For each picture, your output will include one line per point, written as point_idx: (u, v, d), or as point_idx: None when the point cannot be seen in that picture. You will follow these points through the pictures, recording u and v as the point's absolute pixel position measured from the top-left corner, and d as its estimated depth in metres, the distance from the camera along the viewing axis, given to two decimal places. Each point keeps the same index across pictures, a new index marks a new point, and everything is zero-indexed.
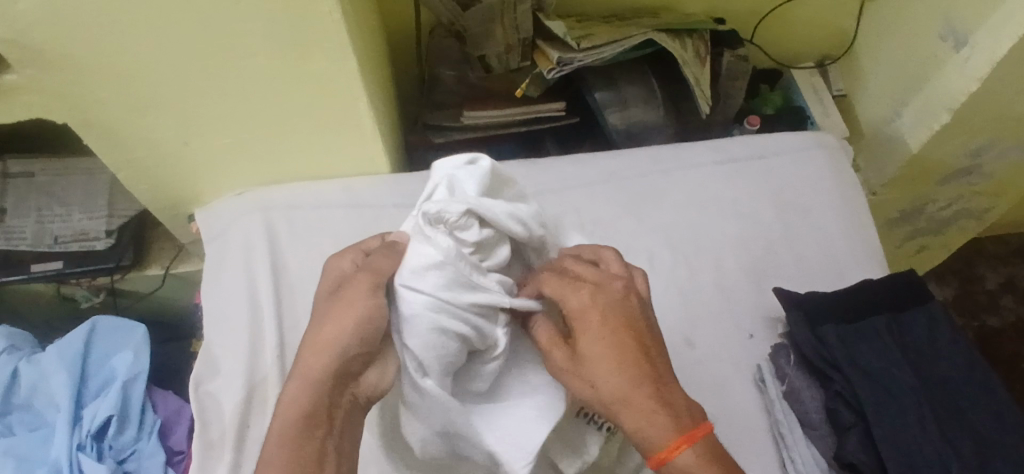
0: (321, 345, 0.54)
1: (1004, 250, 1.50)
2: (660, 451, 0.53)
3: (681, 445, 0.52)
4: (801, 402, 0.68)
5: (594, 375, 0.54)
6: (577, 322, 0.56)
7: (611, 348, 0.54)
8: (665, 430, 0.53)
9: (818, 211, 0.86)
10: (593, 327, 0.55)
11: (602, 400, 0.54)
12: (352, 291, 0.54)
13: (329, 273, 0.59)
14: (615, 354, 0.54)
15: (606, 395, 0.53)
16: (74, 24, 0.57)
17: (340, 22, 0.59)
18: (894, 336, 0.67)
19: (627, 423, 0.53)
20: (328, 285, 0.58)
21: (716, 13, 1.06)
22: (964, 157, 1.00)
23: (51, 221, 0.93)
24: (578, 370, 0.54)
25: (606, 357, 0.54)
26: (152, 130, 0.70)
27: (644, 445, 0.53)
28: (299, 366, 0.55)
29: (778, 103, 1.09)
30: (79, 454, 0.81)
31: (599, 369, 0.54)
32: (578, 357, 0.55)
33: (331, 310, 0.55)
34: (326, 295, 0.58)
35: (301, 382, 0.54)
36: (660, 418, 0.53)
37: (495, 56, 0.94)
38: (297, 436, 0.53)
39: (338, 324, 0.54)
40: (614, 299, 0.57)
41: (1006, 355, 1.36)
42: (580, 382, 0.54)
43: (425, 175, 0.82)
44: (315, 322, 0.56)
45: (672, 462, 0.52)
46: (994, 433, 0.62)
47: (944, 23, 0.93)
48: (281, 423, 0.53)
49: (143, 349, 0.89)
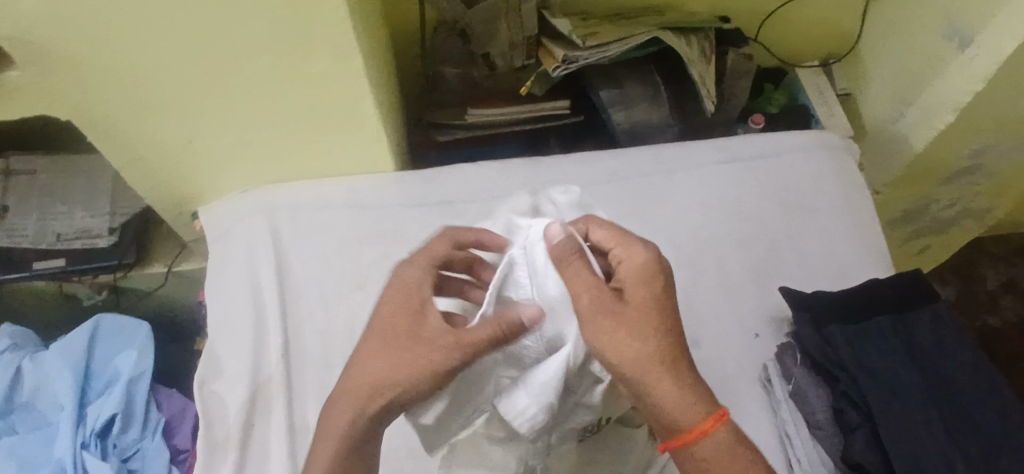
0: (389, 387, 0.53)
1: (1006, 250, 1.50)
2: (698, 423, 0.52)
3: (718, 419, 0.52)
4: (808, 401, 0.68)
5: (644, 331, 0.53)
6: (632, 277, 0.55)
7: (663, 306, 0.54)
8: (697, 406, 0.52)
9: (823, 210, 0.86)
10: (647, 287, 0.55)
11: (644, 360, 0.52)
12: (443, 352, 0.53)
13: (412, 286, 0.57)
14: (664, 319, 0.54)
15: (651, 357, 0.52)
16: (79, 22, 0.56)
17: (345, 19, 0.59)
18: (900, 336, 0.67)
19: (666, 391, 0.52)
20: (403, 304, 0.56)
21: (721, 11, 1.06)
22: (968, 156, 1.00)
23: (54, 218, 0.93)
24: (625, 323, 0.52)
25: (656, 317, 0.53)
26: (157, 129, 0.70)
27: (673, 418, 0.52)
28: (353, 392, 0.54)
29: (781, 103, 1.10)
30: (84, 452, 0.81)
31: (653, 325, 0.53)
32: (627, 312, 0.53)
33: (406, 350, 0.54)
34: (404, 316, 0.55)
35: (352, 408, 0.54)
36: (696, 392, 0.53)
37: (500, 55, 0.94)
38: (343, 465, 0.54)
39: (411, 373, 0.53)
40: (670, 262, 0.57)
41: (1009, 355, 1.36)
42: (627, 335, 0.52)
43: (428, 174, 0.82)
44: (380, 348, 0.55)
45: (709, 435, 0.52)
46: (1000, 434, 0.62)
47: (948, 23, 0.93)
48: (325, 445, 0.54)
49: (147, 348, 0.89)
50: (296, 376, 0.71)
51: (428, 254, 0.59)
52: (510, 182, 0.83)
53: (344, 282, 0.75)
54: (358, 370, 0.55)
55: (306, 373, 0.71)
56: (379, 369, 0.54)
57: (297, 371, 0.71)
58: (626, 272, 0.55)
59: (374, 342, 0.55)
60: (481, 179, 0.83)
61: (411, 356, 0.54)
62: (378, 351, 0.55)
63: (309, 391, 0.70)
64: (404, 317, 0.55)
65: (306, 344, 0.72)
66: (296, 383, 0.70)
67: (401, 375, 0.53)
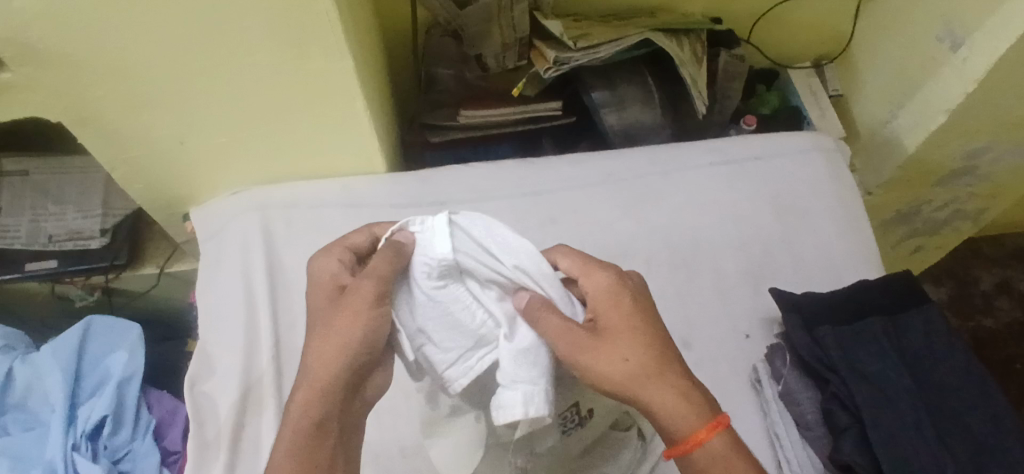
0: (326, 354, 0.53)
1: (999, 251, 1.50)
2: (695, 434, 0.52)
3: (715, 427, 0.53)
4: (798, 403, 0.68)
5: (626, 352, 0.53)
6: (602, 303, 0.55)
7: (640, 330, 0.54)
8: (693, 413, 0.53)
9: (814, 212, 0.86)
10: (620, 310, 0.54)
11: (631, 380, 0.52)
12: (358, 297, 0.53)
13: (328, 268, 0.58)
14: (644, 337, 0.54)
15: (637, 376, 0.52)
16: (71, 22, 0.56)
17: (337, 20, 0.59)
18: (891, 338, 0.67)
19: (659, 403, 0.52)
20: (326, 284, 0.57)
21: (714, 12, 1.06)
22: (961, 158, 1.00)
23: (46, 219, 0.93)
24: (606, 350, 0.52)
25: (635, 338, 0.53)
26: (149, 129, 0.70)
27: (671, 429, 0.53)
28: (302, 374, 0.54)
29: (775, 105, 1.09)
30: (74, 454, 0.81)
31: (633, 350, 0.53)
32: (608, 337, 0.53)
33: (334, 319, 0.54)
34: (328, 294, 0.57)
35: (305, 390, 0.53)
36: (689, 399, 0.53)
37: (493, 56, 0.94)
38: (305, 444, 0.52)
39: (341, 333, 0.53)
40: (636, 286, 0.57)
41: (1001, 355, 1.37)
42: (610, 361, 0.52)
43: (422, 175, 0.82)
44: (317, 327, 0.55)
45: (707, 444, 0.52)
46: (991, 436, 0.62)
47: (942, 25, 0.93)
48: (288, 431, 0.52)
49: (138, 348, 0.89)
50: (288, 378, 0.71)
51: (345, 242, 0.60)
52: (503, 183, 0.83)
53: None
54: (304, 355, 0.55)
55: (298, 374, 0.71)
56: (317, 346, 0.54)
57: (289, 373, 0.71)
58: (596, 299, 0.55)
59: (311, 325, 0.56)
60: (473, 181, 0.83)
61: (339, 319, 0.54)
62: (314, 329, 0.55)
63: None
64: (328, 294, 0.57)
65: (298, 345, 0.72)
66: (287, 385, 0.70)
67: (334, 337, 0.53)
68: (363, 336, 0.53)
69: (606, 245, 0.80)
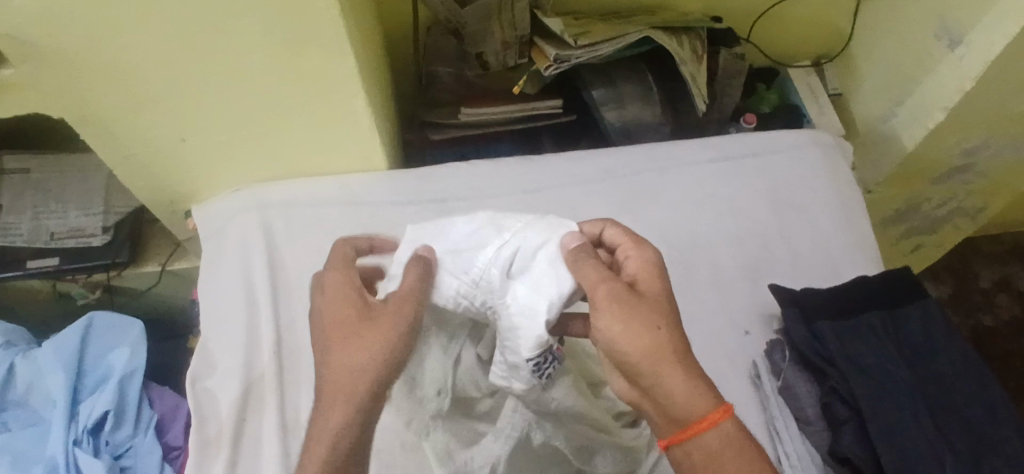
0: (360, 370, 0.52)
1: (999, 249, 1.50)
2: (703, 416, 0.51)
3: (723, 413, 0.52)
4: (797, 397, 0.69)
5: (659, 321, 0.52)
6: (644, 272, 0.56)
7: (670, 301, 0.54)
8: (709, 396, 0.52)
9: (813, 207, 0.86)
10: (659, 283, 0.55)
11: (659, 350, 0.51)
12: (396, 312, 0.54)
13: (340, 286, 0.57)
14: (676, 313, 0.54)
15: (668, 347, 0.52)
16: (73, 20, 0.57)
17: (338, 18, 0.59)
18: (888, 332, 0.68)
19: (679, 378, 0.51)
20: (342, 309, 0.55)
21: (714, 11, 1.07)
22: (959, 155, 1.01)
23: (48, 217, 0.93)
24: (642, 313, 0.52)
25: (667, 311, 0.53)
26: (151, 127, 0.70)
27: (684, 408, 0.51)
28: (329, 387, 0.53)
29: (773, 102, 1.10)
30: (77, 450, 0.81)
31: (665, 318, 0.53)
32: (643, 300, 0.53)
33: (365, 340, 0.53)
34: (343, 317, 0.55)
35: (340, 408, 0.52)
36: (705, 383, 0.52)
37: (493, 53, 0.94)
38: (339, 451, 0.52)
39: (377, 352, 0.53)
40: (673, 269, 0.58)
41: (1001, 353, 1.37)
42: (647, 322, 0.52)
43: (423, 172, 0.83)
44: (341, 343, 0.54)
45: (715, 426, 0.51)
46: (988, 427, 0.63)
47: (937, 22, 0.94)
48: (321, 447, 0.51)
49: (140, 345, 0.89)
50: (289, 374, 0.71)
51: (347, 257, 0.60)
52: (503, 180, 0.83)
53: None
54: (328, 373, 0.53)
55: (299, 370, 0.71)
56: (343, 365, 0.53)
57: (290, 368, 0.71)
58: (638, 269, 0.56)
59: (333, 346, 0.54)
60: (473, 179, 0.83)
61: (372, 340, 0.53)
62: (336, 351, 0.54)
63: (303, 389, 0.70)
64: (347, 318, 0.55)
65: (298, 342, 0.72)
66: (289, 379, 0.71)
67: (369, 355, 0.53)
68: (394, 349, 0.53)
69: None
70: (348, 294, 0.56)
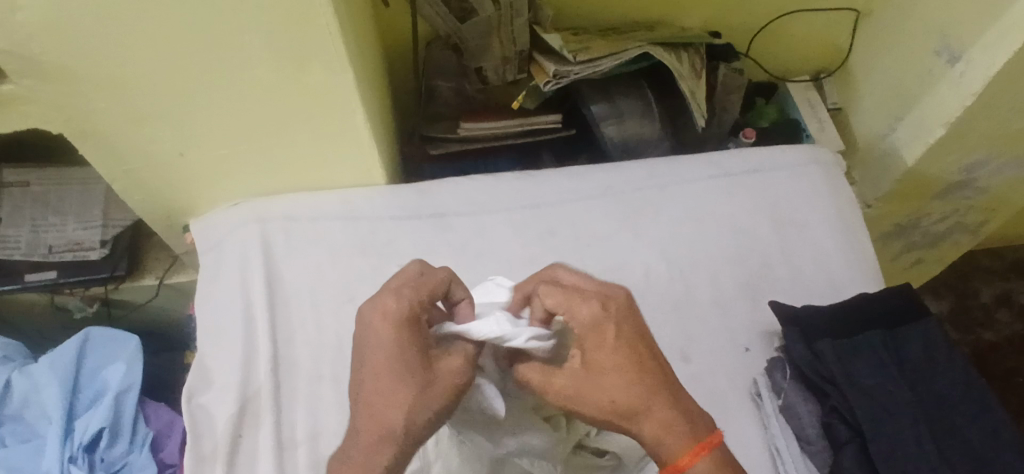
0: (417, 411, 0.52)
1: (999, 264, 1.50)
2: (679, 458, 0.53)
3: (698, 453, 0.53)
4: (798, 417, 0.68)
5: (612, 391, 0.54)
6: (588, 336, 0.56)
7: (622, 360, 0.55)
8: (684, 434, 0.54)
9: (813, 223, 0.86)
10: (611, 335, 0.56)
11: (617, 415, 0.54)
12: (448, 374, 0.54)
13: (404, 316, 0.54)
14: (637, 360, 0.56)
15: (633, 401, 0.54)
16: (73, 35, 0.57)
17: (337, 36, 0.60)
18: (890, 351, 0.67)
19: (646, 431, 0.54)
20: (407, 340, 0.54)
21: (714, 26, 1.07)
22: (959, 171, 1.00)
23: (46, 230, 0.93)
24: (595, 388, 0.54)
25: (620, 375, 0.55)
26: (150, 141, 0.70)
27: (657, 454, 0.54)
28: (378, 420, 0.52)
29: (773, 117, 1.11)
30: (72, 466, 0.81)
31: (618, 382, 0.55)
32: (596, 372, 0.55)
33: (432, 385, 0.53)
34: (406, 351, 0.53)
35: (385, 444, 0.52)
36: (677, 428, 0.54)
37: (492, 68, 0.96)
38: None
39: (440, 397, 0.53)
40: (620, 314, 0.57)
41: (1001, 369, 1.36)
42: (603, 398, 0.54)
43: (423, 188, 0.82)
44: (386, 388, 0.53)
45: (690, 468, 0.53)
46: (989, 449, 0.62)
47: (938, 38, 0.95)
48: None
49: (136, 360, 0.89)
50: (284, 391, 0.70)
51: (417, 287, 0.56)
52: (502, 195, 0.83)
53: (336, 296, 0.75)
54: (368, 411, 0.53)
55: (295, 387, 0.71)
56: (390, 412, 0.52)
57: (284, 386, 0.71)
58: (582, 328, 0.56)
59: (391, 380, 0.53)
60: (472, 194, 0.83)
61: (438, 385, 0.53)
62: (393, 388, 0.53)
63: (299, 405, 0.70)
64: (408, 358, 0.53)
65: (296, 359, 0.72)
66: (284, 396, 0.70)
67: (432, 400, 0.53)
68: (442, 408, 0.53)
69: (603, 259, 0.80)
70: (418, 328, 0.55)
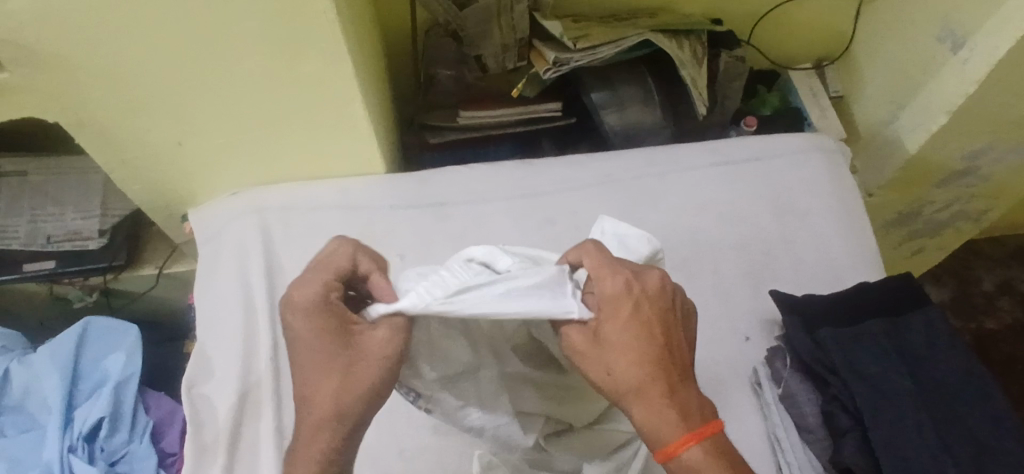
0: (347, 388, 0.50)
1: (1000, 251, 1.50)
2: (669, 444, 0.51)
3: (689, 442, 0.51)
4: (798, 405, 0.68)
5: (612, 364, 0.52)
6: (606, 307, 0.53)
7: (632, 337, 0.52)
8: (676, 421, 0.51)
9: (815, 212, 0.86)
10: (626, 310, 0.53)
11: (616, 390, 0.52)
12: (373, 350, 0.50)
13: (312, 299, 0.52)
14: (645, 340, 0.53)
15: (629, 381, 0.51)
16: (67, 23, 0.56)
17: (335, 24, 0.59)
18: (891, 338, 0.67)
19: (640, 413, 0.51)
20: (320, 321, 0.51)
21: (715, 13, 1.06)
22: (962, 158, 1.00)
23: (45, 220, 0.92)
24: (598, 357, 0.52)
25: (626, 350, 0.52)
26: (146, 131, 0.70)
27: (649, 437, 0.51)
28: (314, 401, 0.51)
29: (776, 104, 1.10)
30: (72, 456, 0.81)
31: (621, 358, 0.52)
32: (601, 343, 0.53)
33: (356, 363, 0.50)
34: (323, 334, 0.51)
35: (322, 427, 0.50)
36: (671, 414, 0.51)
37: (492, 55, 0.94)
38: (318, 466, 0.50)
39: (369, 371, 0.50)
40: (649, 292, 0.54)
41: (1002, 356, 1.36)
42: (602, 369, 0.52)
43: (422, 177, 0.82)
44: (314, 370, 0.51)
45: (679, 458, 0.51)
46: (990, 437, 0.62)
47: (941, 24, 0.94)
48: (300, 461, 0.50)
49: (136, 350, 0.89)
50: (284, 379, 0.70)
51: (325, 270, 0.54)
52: (501, 183, 0.83)
53: None
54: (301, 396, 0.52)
55: None
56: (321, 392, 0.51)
57: (284, 373, 0.70)
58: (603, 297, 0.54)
59: (318, 364, 0.51)
60: (471, 182, 0.82)
61: (361, 361, 0.50)
62: (320, 371, 0.51)
63: None
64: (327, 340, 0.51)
65: None
66: (284, 385, 0.70)
67: (361, 377, 0.50)
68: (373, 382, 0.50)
69: None
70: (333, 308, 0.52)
